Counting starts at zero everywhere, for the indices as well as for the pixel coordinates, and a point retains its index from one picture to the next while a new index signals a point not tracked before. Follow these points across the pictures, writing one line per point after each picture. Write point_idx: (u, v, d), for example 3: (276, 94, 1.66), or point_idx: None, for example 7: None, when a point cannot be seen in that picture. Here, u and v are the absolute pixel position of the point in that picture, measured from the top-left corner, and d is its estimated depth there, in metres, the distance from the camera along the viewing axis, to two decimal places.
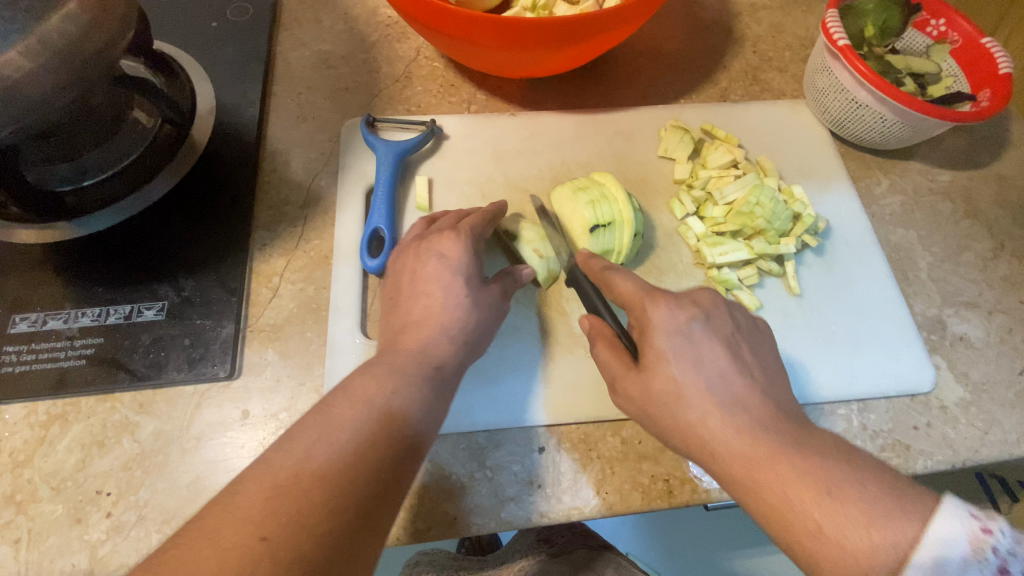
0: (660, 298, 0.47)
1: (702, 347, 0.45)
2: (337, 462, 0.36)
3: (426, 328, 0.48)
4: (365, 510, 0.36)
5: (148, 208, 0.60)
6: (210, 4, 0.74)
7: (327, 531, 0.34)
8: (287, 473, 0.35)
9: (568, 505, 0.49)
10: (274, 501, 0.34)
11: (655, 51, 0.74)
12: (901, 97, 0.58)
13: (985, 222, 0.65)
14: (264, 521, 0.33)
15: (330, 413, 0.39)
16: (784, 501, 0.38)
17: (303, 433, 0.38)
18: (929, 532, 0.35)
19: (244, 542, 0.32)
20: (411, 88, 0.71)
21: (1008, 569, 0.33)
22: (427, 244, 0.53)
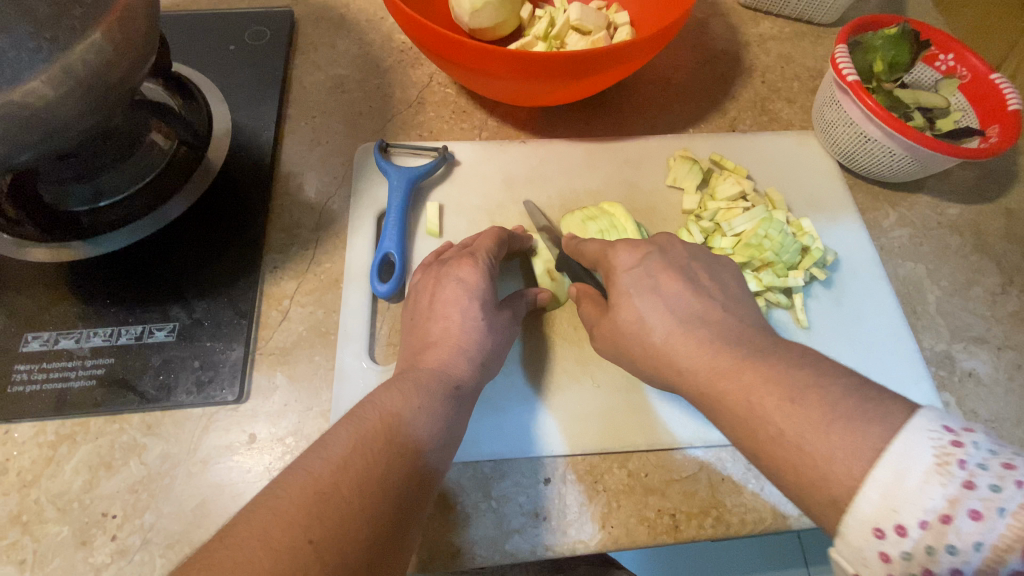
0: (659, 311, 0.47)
1: (673, 282, 0.48)
2: (372, 473, 0.38)
3: (435, 352, 0.49)
4: (396, 518, 0.37)
5: (163, 228, 0.61)
6: (229, 27, 0.76)
7: (365, 538, 0.35)
8: (327, 479, 0.37)
9: (573, 539, 0.49)
10: (319, 505, 0.35)
11: (664, 80, 0.75)
12: (910, 133, 0.58)
13: (994, 256, 0.65)
14: (310, 525, 0.34)
15: (362, 425, 0.41)
16: (749, 407, 0.38)
17: (338, 441, 0.40)
18: (890, 447, 0.31)
19: (292, 543, 0.33)
20: (423, 114, 0.72)
21: (975, 484, 0.28)
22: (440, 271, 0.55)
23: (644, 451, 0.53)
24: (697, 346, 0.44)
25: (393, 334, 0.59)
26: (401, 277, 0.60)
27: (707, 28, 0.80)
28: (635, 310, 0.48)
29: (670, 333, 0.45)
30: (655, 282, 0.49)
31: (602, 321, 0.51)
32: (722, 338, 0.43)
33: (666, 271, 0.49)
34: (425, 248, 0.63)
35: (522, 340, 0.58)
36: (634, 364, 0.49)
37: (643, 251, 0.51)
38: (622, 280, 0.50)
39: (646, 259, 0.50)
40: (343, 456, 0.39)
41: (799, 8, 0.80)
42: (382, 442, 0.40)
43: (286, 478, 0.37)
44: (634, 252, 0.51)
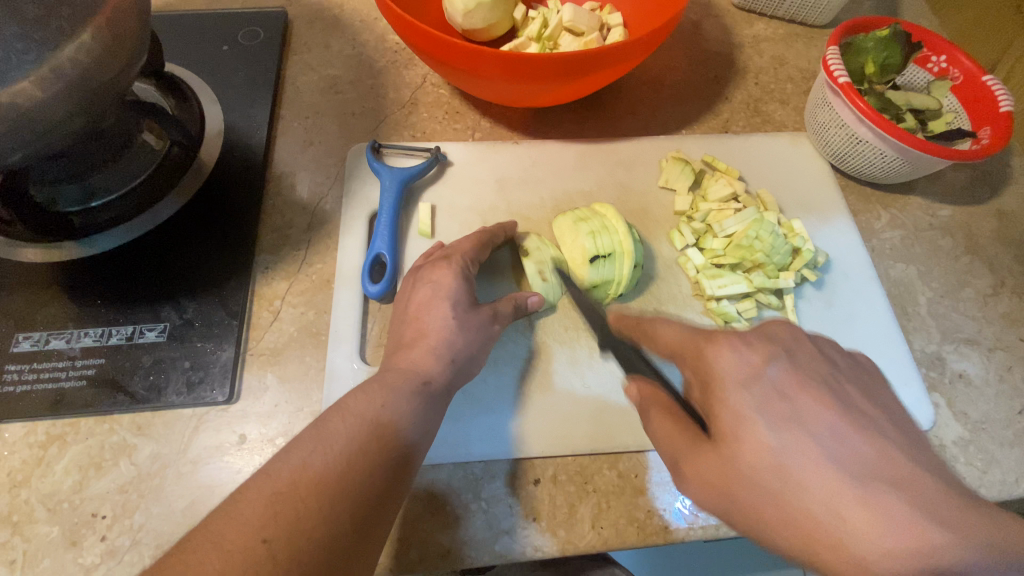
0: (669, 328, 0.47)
1: (806, 407, 0.42)
2: (334, 473, 0.38)
3: (423, 352, 0.50)
4: (358, 516, 0.38)
5: (155, 228, 0.61)
6: (223, 27, 0.76)
7: (324, 536, 0.35)
8: (285, 480, 0.37)
9: (562, 540, 0.49)
10: (275, 506, 0.36)
11: (658, 81, 0.75)
12: (900, 134, 0.59)
13: (986, 257, 0.65)
14: (265, 524, 0.35)
15: (325, 428, 0.41)
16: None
17: (298, 444, 0.40)
18: None
19: (245, 544, 0.34)
20: (416, 115, 0.72)
21: None
22: (428, 272, 0.55)
23: (634, 452, 0.53)
24: (867, 515, 0.36)
25: (384, 334, 0.59)
26: (393, 278, 0.60)
27: (700, 29, 0.80)
28: (767, 447, 0.40)
29: (833, 497, 0.37)
30: (791, 406, 0.42)
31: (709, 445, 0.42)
32: (900, 503, 0.36)
33: (791, 390, 0.43)
34: (417, 249, 0.63)
35: (514, 342, 0.58)
36: (769, 524, 0.39)
37: (762, 355, 0.45)
38: (743, 400, 0.42)
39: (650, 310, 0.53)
40: (309, 455, 0.39)
41: (792, 10, 0.80)
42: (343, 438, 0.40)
43: (251, 482, 0.37)
44: (748, 355, 0.44)
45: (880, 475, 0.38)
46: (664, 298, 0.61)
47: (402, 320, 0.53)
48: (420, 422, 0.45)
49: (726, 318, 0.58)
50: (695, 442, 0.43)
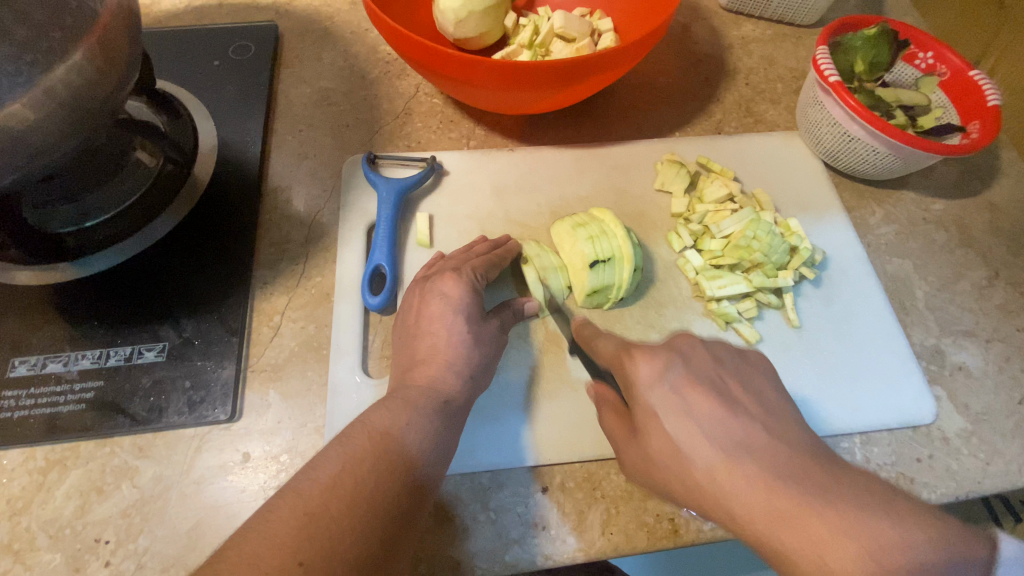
0: (648, 355, 0.48)
1: (705, 405, 0.45)
2: (362, 492, 0.38)
3: (433, 364, 0.50)
4: (387, 538, 0.37)
5: (150, 247, 0.60)
6: (213, 43, 0.76)
7: (355, 558, 0.35)
8: (316, 500, 0.36)
9: (573, 547, 0.49)
10: (309, 526, 0.35)
11: (650, 85, 0.76)
12: (891, 131, 0.59)
13: (979, 249, 0.66)
14: (300, 546, 0.34)
15: (351, 445, 0.41)
16: (820, 564, 0.36)
17: (328, 462, 0.39)
18: None
19: (281, 566, 0.33)
20: (411, 125, 0.72)
21: None
22: (431, 284, 0.55)
23: None
24: (744, 483, 0.41)
25: (386, 347, 0.59)
26: (393, 290, 0.60)
27: (690, 32, 0.80)
28: (667, 436, 0.44)
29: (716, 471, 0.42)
30: (684, 402, 0.45)
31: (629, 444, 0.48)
32: (764, 471, 0.41)
33: (693, 389, 0.46)
34: (416, 259, 0.63)
35: (517, 350, 0.58)
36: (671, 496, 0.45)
37: (663, 362, 0.48)
38: (650, 399, 0.46)
39: (668, 372, 0.47)
40: (339, 474, 0.38)
41: (780, 10, 0.81)
42: (373, 457, 0.40)
43: (277, 501, 0.37)
44: (654, 363, 0.47)
45: (757, 454, 0.42)
46: (665, 300, 0.61)
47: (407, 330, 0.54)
48: (435, 436, 0.44)
49: (727, 319, 0.59)
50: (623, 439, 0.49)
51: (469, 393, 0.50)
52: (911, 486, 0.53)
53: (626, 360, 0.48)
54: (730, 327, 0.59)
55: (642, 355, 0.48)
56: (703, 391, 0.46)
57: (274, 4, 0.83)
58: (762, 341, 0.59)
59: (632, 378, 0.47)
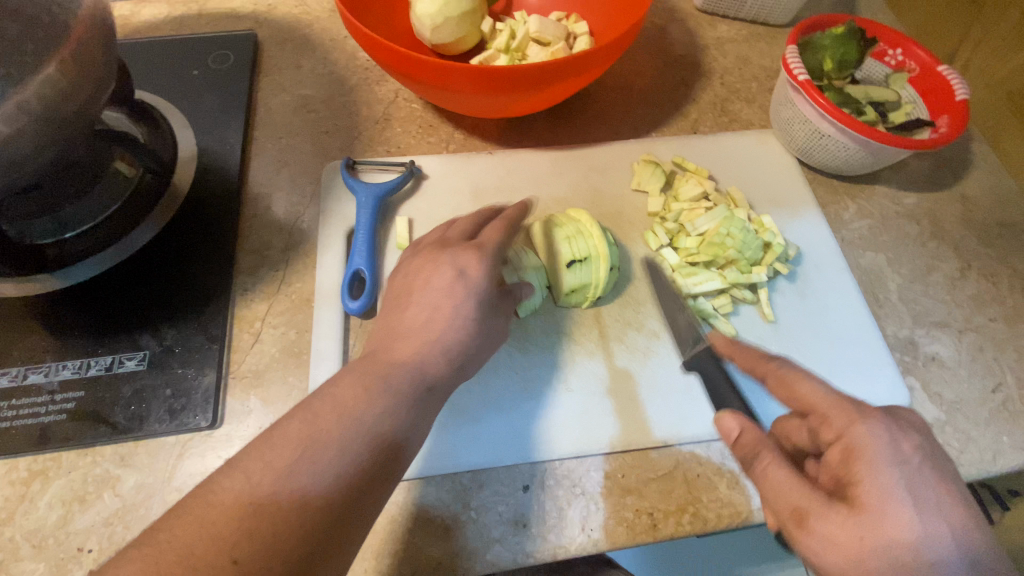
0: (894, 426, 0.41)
1: (912, 484, 0.38)
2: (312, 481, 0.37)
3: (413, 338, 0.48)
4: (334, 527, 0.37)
5: (130, 256, 0.61)
6: (192, 53, 0.76)
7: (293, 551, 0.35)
8: (264, 489, 0.36)
9: (553, 544, 0.49)
10: (248, 520, 0.35)
11: (626, 86, 0.77)
12: (859, 127, 0.60)
13: (951, 242, 0.67)
14: (237, 542, 0.34)
15: (312, 424, 0.40)
16: None
17: (283, 442, 0.39)
18: None
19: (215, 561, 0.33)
20: (390, 130, 0.72)
21: None
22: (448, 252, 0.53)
23: (620, 453, 0.54)
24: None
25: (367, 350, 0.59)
26: (373, 294, 0.60)
27: (666, 34, 0.82)
28: (867, 512, 0.37)
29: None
30: (901, 479, 0.38)
31: (837, 516, 0.38)
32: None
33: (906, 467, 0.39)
34: (396, 263, 0.63)
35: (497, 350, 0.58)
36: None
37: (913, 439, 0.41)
38: (876, 468, 0.39)
39: (910, 449, 0.40)
40: (283, 464, 0.38)
41: (753, 11, 0.82)
42: (323, 451, 0.39)
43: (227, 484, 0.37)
44: (910, 440, 0.40)
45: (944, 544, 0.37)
46: (641, 298, 0.62)
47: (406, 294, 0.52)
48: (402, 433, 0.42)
49: (703, 315, 0.60)
50: (818, 506, 0.39)
51: None
52: None
53: (853, 416, 0.41)
54: (708, 323, 0.60)
55: (885, 421, 0.41)
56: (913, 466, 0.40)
57: (254, 13, 0.83)
58: (738, 336, 0.59)
59: (848, 440, 0.40)
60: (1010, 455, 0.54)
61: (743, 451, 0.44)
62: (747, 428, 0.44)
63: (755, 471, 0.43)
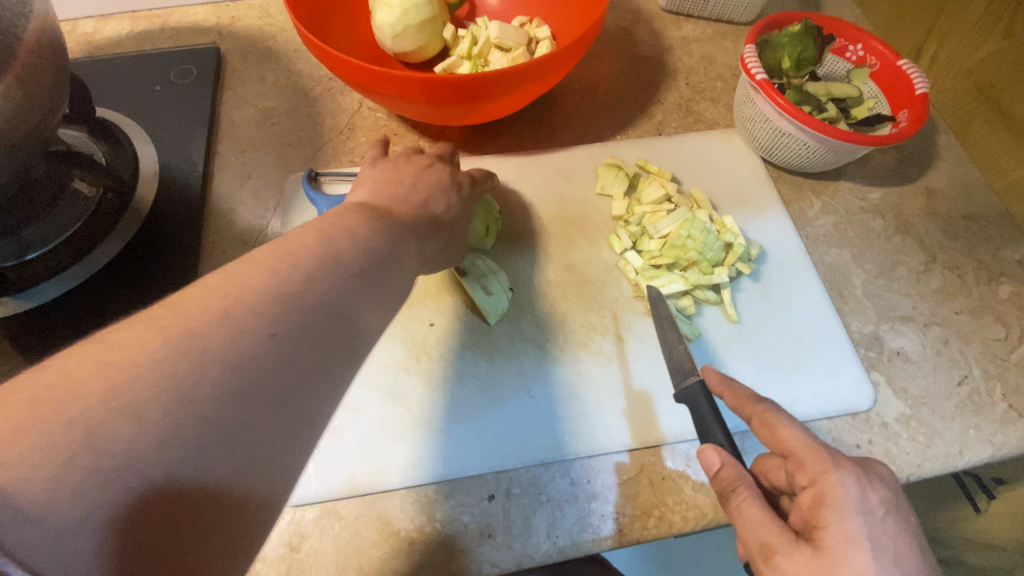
0: (864, 479, 0.41)
1: (882, 536, 0.39)
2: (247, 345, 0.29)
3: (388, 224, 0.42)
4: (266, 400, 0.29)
5: (92, 276, 0.60)
6: (154, 68, 0.76)
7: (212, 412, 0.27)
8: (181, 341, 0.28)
9: (518, 553, 0.49)
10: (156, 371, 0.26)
11: (591, 89, 0.77)
12: (817, 125, 0.61)
13: (917, 235, 0.67)
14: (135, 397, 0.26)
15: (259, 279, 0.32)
16: None
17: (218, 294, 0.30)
18: None
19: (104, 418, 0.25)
20: (354, 140, 0.72)
21: None
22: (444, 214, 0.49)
23: (584, 459, 0.54)
24: None
25: None
26: None
27: (631, 35, 0.82)
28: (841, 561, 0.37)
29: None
30: (871, 530, 0.39)
31: (800, 557, 0.37)
32: None
33: (881, 521, 0.39)
34: None
35: (462, 359, 0.58)
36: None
37: (883, 494, 0.41)
38: (849, 520, 0.39)
39: (880, 503, 0.40)
40: (194, 335, 0.28)
41: (716, 10, 0.82)
42: (226, 360, 0.28)
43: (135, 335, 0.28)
44: (880, 492, 0.41)
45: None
46: (605, 302, 0.62)
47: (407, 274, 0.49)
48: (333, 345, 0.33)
49: None
50: (786, 547, 0.38)
51: None
52: None
53: (827, 465, 0.41)
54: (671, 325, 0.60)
55: (853, 471, 0.41)
56: (888, 521, 0.40)
57: (217, 26, 0.83)
58: (702, 338, 0.60)
59: (825, 489, 0.40)
60: (975, 448, 0.54)
61: (720, 486, 0.42)
62: (728, 463, 0.42)
63: (730, 507, 0.41)
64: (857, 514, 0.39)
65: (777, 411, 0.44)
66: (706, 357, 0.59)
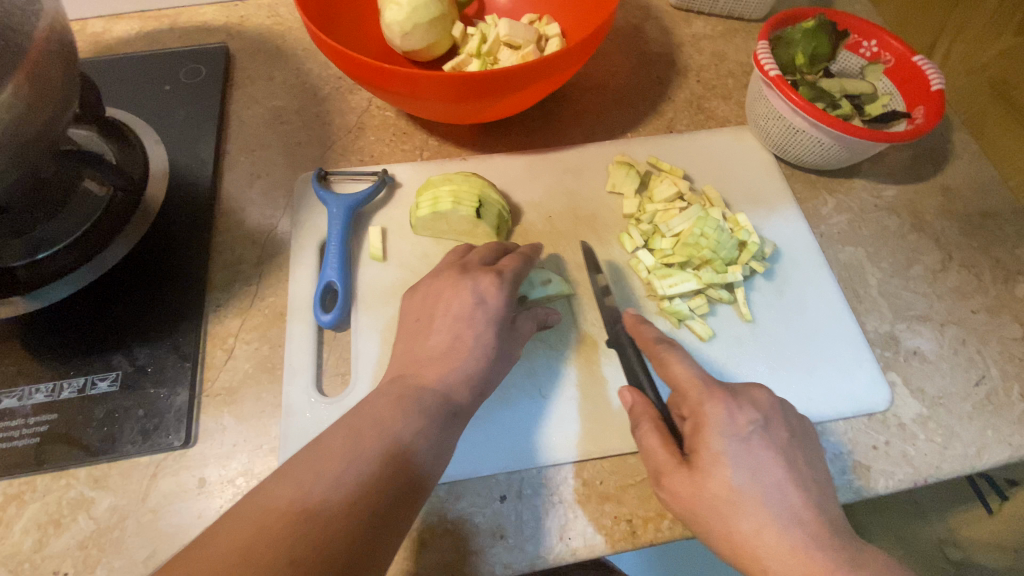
0: (731, 403, 0.46)
1: (764, 457, 0.45)
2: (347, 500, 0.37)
3: (442, 362, 0.48)
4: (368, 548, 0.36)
5: (101, 275, 0.60)
6: (164, 68, 0.76)
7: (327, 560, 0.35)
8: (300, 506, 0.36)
9: (531, 555, 0.49)
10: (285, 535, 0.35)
11: (601, 87, 0.76)
12: (833, 122, 0.60)
13: (932, 234, 0.66)
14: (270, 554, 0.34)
15: (342, 438, 0.41)
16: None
17: (321, 458, 0.39)
18: None
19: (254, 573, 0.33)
20: (363, 139, 0.72)
21: None
22: (467, 278, 0.51)
23: (597, 459, 0.53)
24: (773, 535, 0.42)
25: (342, 364, 0.59)
26: (346, 306, 0.60)
27: (641, 32, 0.81)
28: (719, 479, 0.44)
29: (759, 528, 0.42)
30: (744, 447, 0.45)
31: (680, 474, 0.45)
32: (805, 534, 0.42)
33: (762, 445, 0.45)
34: (369, 273, 0.63)
35: None
36: (702, 531, 0.44)
37: (753, 415, 0.46)
38: (720, 446, 0.45)
39: (752, 426, 0.46)
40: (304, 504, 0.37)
41: (727, 6, 0.82)
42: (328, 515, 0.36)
43: (259, 501, 0.37)
44: (750, 413, 0.46)
45: (802, 514, 0.43)
46: (617, 299, 0.61)
47: (424, 322, 0.51)
48: (439, 431, 0.44)
49: (679, 316, 0.59)
50: (670, 467, 0.46)
51: None
52: (869, 474, 0.53)
53: (702, 396, 0.47)
54: (683, 325, 0.59)
55: (723, 398, 0.47)
56: (766, 443, 0.45)
57: (225, 25, 0.83)
58: (715, 337, 0.59)
59: (701, 416, 0.46)
60: (993, 449, 0.53)
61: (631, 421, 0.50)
62: (637, 403, 0.50)
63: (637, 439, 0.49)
64: (725, 437, 0.45)
65: (673, 351, 0.50)
66: (720, 358, 0.58)
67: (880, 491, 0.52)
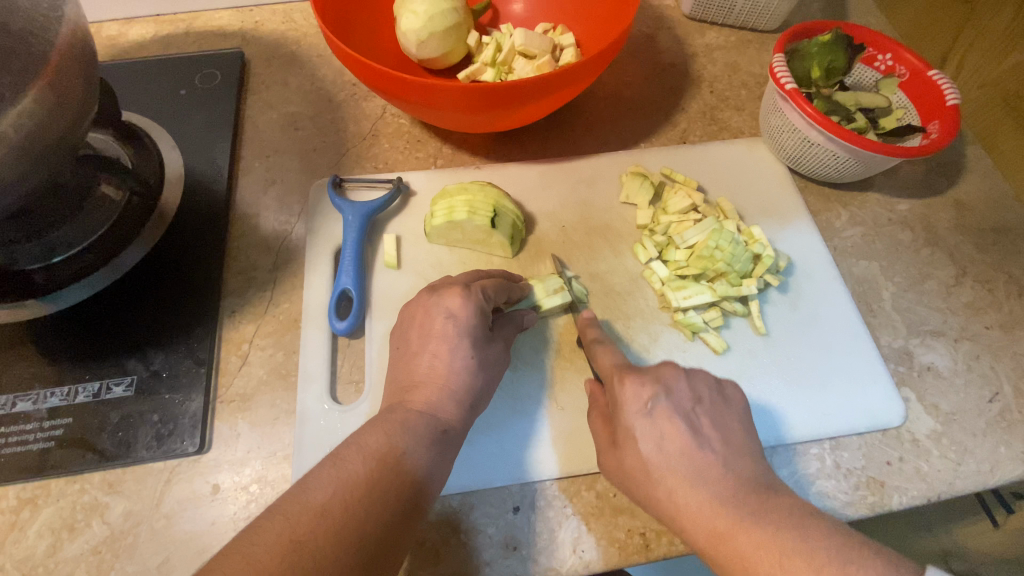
0: (635, 379, 0.48)
1: (675, 429, 0.45)
2: (347, 519, 0.39)
3: (435, 389, 0.49)
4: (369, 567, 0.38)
5: (116, 280, 0.61)
6: (180, 73, 0.76)
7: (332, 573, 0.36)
8: (303, 525, 0.38)
9: (544, 566, 0.49)
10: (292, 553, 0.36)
11: (615, 97, 0.76)
12: (848, 136, 0.60)
13: (946, 248, 0.66)
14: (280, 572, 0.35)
15: (346, 467, 0.42)
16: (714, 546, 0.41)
17: (320, 482, 0.41)
18: None
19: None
20: (377, 146, 0.72)
21: None
22: (436, 298, 0.53)
23: None
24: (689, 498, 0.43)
25: (355, 372, 0.59)
26: (360, 313, 0.60)
27: (655, 42, 0.81)
28: (635, 454, 0.46)
29: (673, 492, 0.44)
30: (651, 420, 0.46)
31: (609, 452, 0.48)
32: (715, 495, 0.42)
33: (668, 415, 0.46)
34: (383, 281, 0.63)
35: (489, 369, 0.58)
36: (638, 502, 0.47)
37: (652, 386, 0.47)
38: (630, 423, 0.46)
39: (654, 398, 0.47)
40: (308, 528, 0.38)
41: (741, 18, 0.82)
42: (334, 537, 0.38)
43: (267, 520, 0.38)
44: (645, 383, 0.47)
45: (714, 480, 0.43)
46: (632, 311, 0.61)
47: (408, 344, 0.53)
48: (435, 449, 0.46)
49: (694, 329, 0.59)
50: (604, 447, 0.49)
51: (468, 425, 0.50)
52: (882, 490, 0.53)
53: (615, 379, 0.49)
54: (697, 337, 0.59)
55: (630, 377, 0.48)
56: (674, 414, 0.46)
57: (240, 31, 0.83)
58: (729, 350, 0.59)
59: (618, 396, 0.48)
60: (1008, 466, 0.53)
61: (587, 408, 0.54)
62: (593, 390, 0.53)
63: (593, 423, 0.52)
64: (629, 412, 0.47)
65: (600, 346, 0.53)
66: (734, 371, 0.58)
67: (894, 507, 0.52)
